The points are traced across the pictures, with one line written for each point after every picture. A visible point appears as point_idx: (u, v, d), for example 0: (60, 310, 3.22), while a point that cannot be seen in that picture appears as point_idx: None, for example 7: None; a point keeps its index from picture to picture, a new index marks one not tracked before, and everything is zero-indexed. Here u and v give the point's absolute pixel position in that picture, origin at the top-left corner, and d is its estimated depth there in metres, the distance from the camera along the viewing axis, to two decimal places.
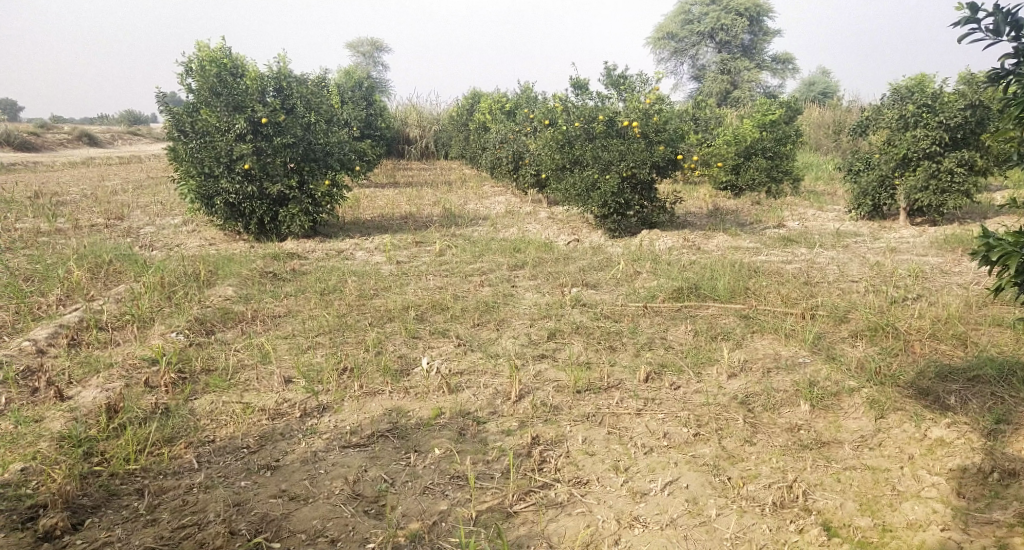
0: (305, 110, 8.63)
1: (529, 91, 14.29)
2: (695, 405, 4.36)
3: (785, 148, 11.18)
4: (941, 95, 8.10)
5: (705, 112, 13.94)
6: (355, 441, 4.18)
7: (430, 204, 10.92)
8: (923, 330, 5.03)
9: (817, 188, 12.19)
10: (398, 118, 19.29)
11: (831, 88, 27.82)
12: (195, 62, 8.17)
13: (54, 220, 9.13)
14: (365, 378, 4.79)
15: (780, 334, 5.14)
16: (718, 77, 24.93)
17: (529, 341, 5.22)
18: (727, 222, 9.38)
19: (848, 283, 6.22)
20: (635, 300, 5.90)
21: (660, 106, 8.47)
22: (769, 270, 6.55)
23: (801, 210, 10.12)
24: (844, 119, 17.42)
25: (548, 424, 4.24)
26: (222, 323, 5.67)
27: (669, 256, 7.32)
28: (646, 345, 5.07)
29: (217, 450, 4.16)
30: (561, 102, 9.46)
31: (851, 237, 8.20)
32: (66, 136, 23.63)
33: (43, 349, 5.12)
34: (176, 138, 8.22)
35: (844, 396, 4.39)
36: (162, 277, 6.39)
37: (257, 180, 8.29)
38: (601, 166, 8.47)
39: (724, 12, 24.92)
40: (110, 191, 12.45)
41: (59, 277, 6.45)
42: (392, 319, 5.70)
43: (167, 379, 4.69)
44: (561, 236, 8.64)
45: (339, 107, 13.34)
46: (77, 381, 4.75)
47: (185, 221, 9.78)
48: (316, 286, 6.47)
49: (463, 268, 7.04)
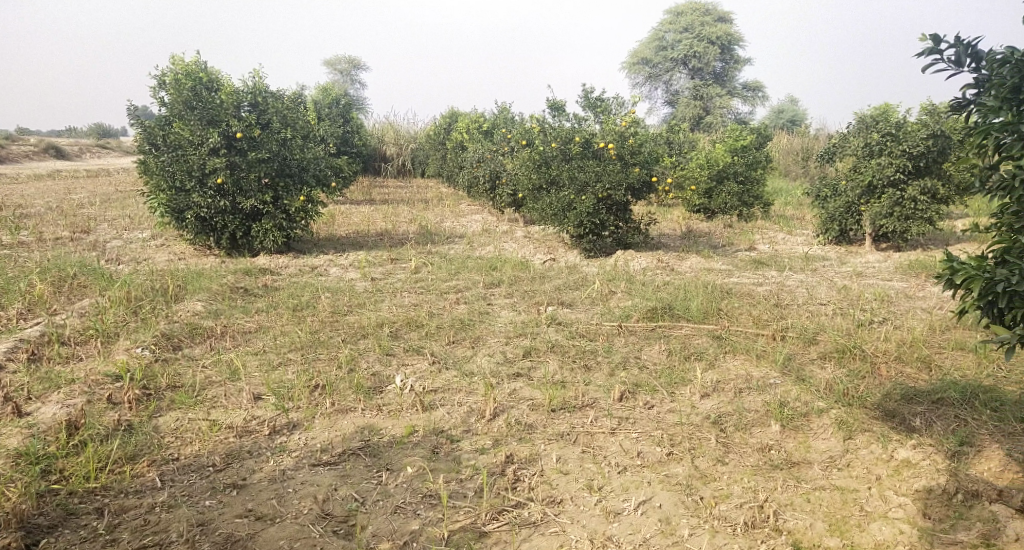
0: (281, 125, 8.59)
1: (505, 111, 14.39)
2: (668, 424, 4.38)
3: (756, 173, 11.37)
4: (905, 124, 8.31)
5: (678, 136, 14.15)
6: (326, 459, 4.12)
7: (404, 221, 10.91)
8: (890, 352, 5.12)
9: (787, 213, 12.40)
10: (373, 136, 19.28)
11: (799, 116, 28.43)
12: (170, 75, 8.10)
13: (18, 232, 8.95)
14: (336, 395, 4.73)
15: (751, 355, 5.19)
16: (690, 103, 25.34)
17: (504, 359, 5.21)
18: (699, 244, 9.49)
19: (817, 305, 6.32)
20: (609, 319, 5.93)
21: (636, 130, 8.59)
22: (740, 291, 6.64)
23: (772, 234, 10.28)
24: (813, 146, 17.80)
25: (521, 443, 4.22)
26: (190, 338, 5.58)
27: (643, 276, 7.38)
28: (619, 365, 5.09)
29: (182, 468, 4.08)
30: (537, 123, 9.54)
31: (820, 260, 8.35)
32: (34, 148, 23.26)
33: (3, 363, 4.99)
34: (148, 151, 8.14)
35: (813, 417, 4.44)
36: (130, 291, 6.29)
37: (229, 195, 8.22)
38: (575, 187, 8.54)
39: (697, 39, 25.42)
40: (78, 204, 12.26)
41: (22, 290, 6.31)
42: (365, 335, 5.66)
43: (131, 396, 4.60)
44: (535, 256, 8.67)
45: (315, 123, 13.32)
46: (37, 396, 4.63)
47: (155, 235, 9.64)
48: (288, 302, 6.41)
49: (437, 285, 7.02)
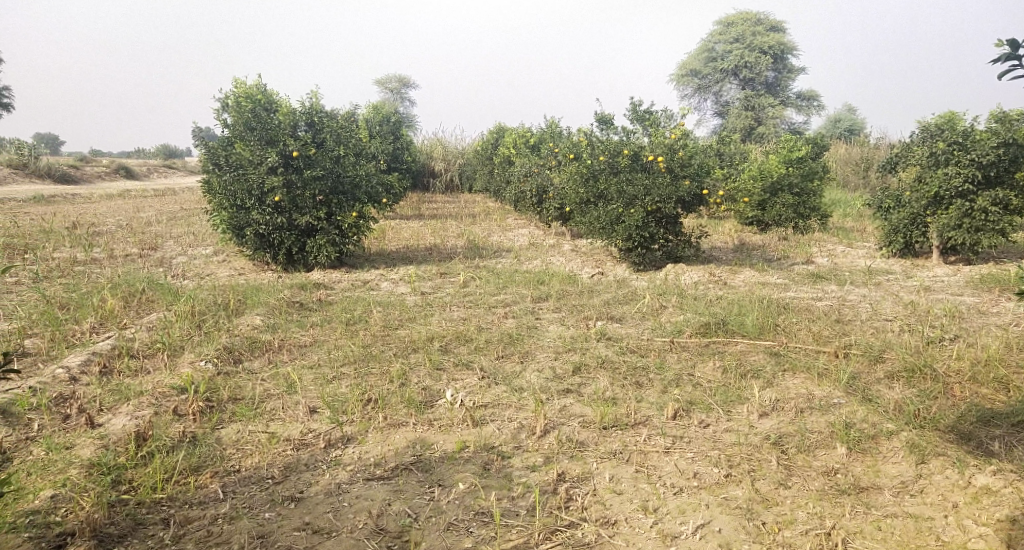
0: (335, 144, 8.77)
1: (554, 125, 14.39)
2: (726, 444, 4.26)
3: (812, 185, 11.10)
4: (973, 133, 8.01)
5: (729, 148, 13.92)
6: (379, 474, 4.13)
7: (454, 235, 10.98)
8: (962, 372, 4.89)
9: (846, 225, 12.06)
10: (423, 151, 19.49)
11: (857, 125, 27.73)
12: (231, 97, 8.34)
13: (90, 250, 9.30)
14: (389, 410, 4.75)
15: (812, 373, 5.03)
16: (742, 114, 24.95)
17: (555, 375, 5.15)
18: (753, 258, 9.30)
19: (880, 321, 6.10)
20: (662, 335, 5.83)
21: (686, 142, 8.48)
22: (798, 306, 6.46)
23: (830, 246, 10.00)
24: (872, 155, 17.29)
25: (574, 461, 4.16)
26: (249, 352, 5.69)
27: (696, 290, 7.25)
28: (673, 382, 4.98)
29: (241, 480, 4.14)
30: (586, 137, 9.50)
31: (882, 274, 8.08)
32: (102, 168, 24.24)
33: (76, 376, 5.16)
34: (210, 170, 8.38)
35: (881, 439, 4.26)
36: (193, 306, 6.45)
37: (286, 212, 8.39)
38: (625, 200, 8.45)
39: (748, 49, 25.05)
40: (144, 222, 12.70)
41: (93, 305, 6.54)
42: (416, 350, 5.68)
43: (195, 407, 4.69)
44: (585, 270, 8.61)
45: (367, 140, 13.54)
46: (107, 408, 4.77)
47: (216, 251, 9.91)
48: (342, 316, 6.49)
49: (487, 299, 7.02)
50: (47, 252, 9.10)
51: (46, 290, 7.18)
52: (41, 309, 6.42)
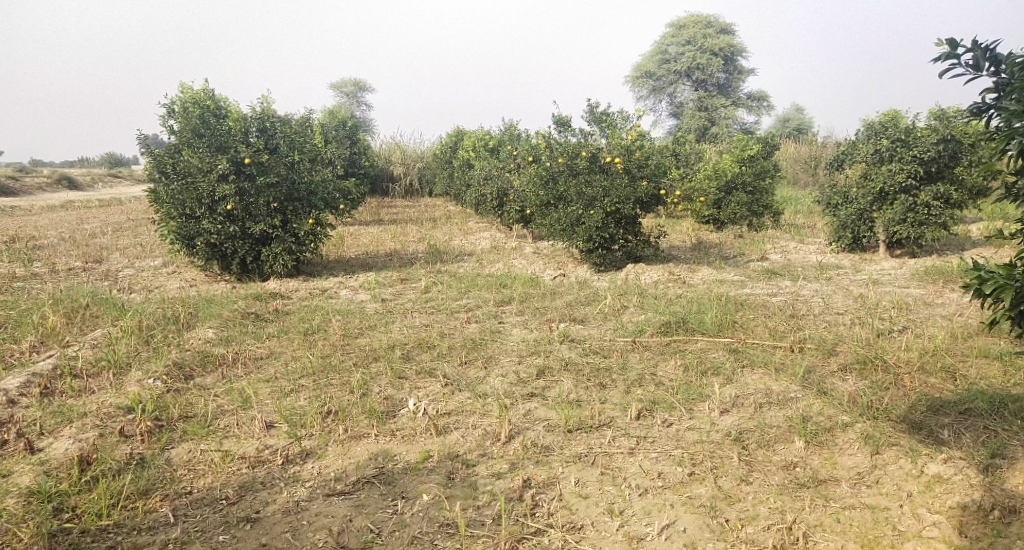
0: (289, 149, 8.61)
1: (511, 128, 14.39)
2: (688, 443, 4.28)
3: (765, 183, 11.28)
4: (914, 130, 8.24)
5: (684, 147, 14.10)
6: (340, 489, 4.05)
7: (412, 240, 10.89)
8: (912, 363, 5.01)
9: (798, 221, 12.31)
10: (380, 156, 19.31)
11: (805, 123, 28.41)
12: (177, 103, 8.12)
13: (30, 265, 8.96)
14: (350, 421, 4.66)
15: (770, 368, 5.09)
16: (695, 114, 25.33)
17: (517, 380, 5.12)
18: (710, 256, 9.41)
19: (835, 315, 6.22)
20: (623, 335, 5.85)
21: (642, 143, 8.54)
22: (755, 303, 6.55)
23: (783, 243, 10.19)
24: (821, 153, 17.73)
25: (539, 466, 4.14)
26: (202, 367, 5.53)
27: (655, 290, 7.30)
28: (636, 382, 4.99)
29: (195, 501, 4.02)
30: (543, 139, 9.51)
31: (834, 269, 8.27)
32: (47, 179, 23.46)
33: (15, 399, 4.95)
34: (157, 179, 8.13)
35: (838, 432, 4.34)
36: (141, 321, 6.25)
37: (238, 220, 8.21)
38: (584, 202, 8.48)
39: (700, 51, 25.46)
40: (89, 234, 12.28)
41: (34, 322, 6.29)
42: (377, 358, 5.59)
43: (143, 428, 4.54)
44: (545, 272, 8.62)
45: (322, 146, 13.36)
46: (49, 432, 4.59)
47: (166, 263, 9.64)
48: (299, 326, 6.36)
49: (448, 304, 6.97)
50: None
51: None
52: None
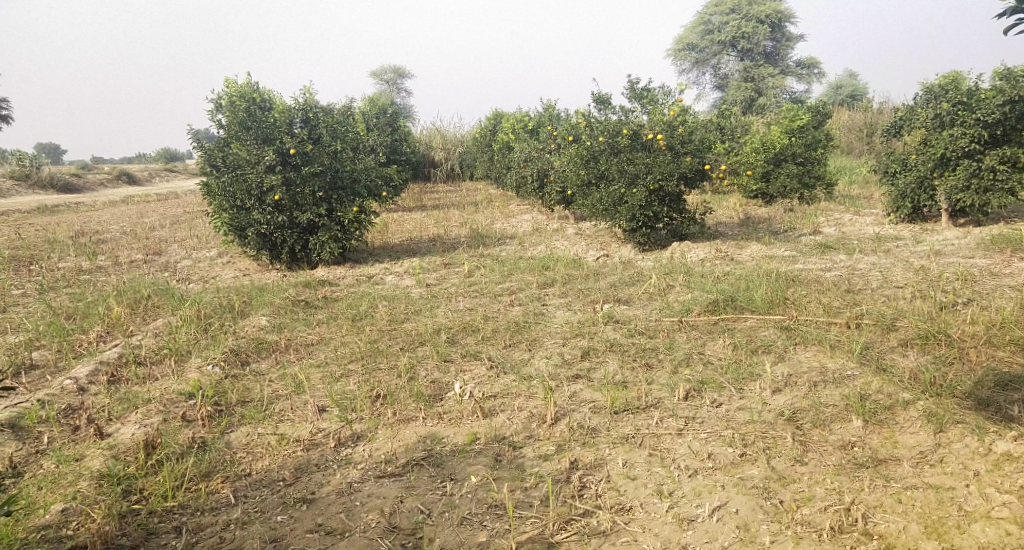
0: (331, 139, 8.70)
1: (551, 108, 14.26)
2: (740, 423, 4.20)
3: (816, 153, 10.94)
4: (977, 92, 7.90)
5: (729, 120, 13.77)
6: (390, 471, 4.09)
7: (456, 224, 10.91)
8: (978, 336, 4.80)
9: (853, 192, 11.92)
10: (423, 142, 19.38)
11: (858, 90, 27.45)
12: (224, 98, 8.24)
13: (95, 258, 9.28)
14: (398, 405, 4.70)
15: (824, 346, 4.95)
16: (742, 86, 24.70)
17: (563, 361, 5.09)
18: (759, 231, 9.19)
19: (892, 289, 6.00)
20: (670, 315, 5.76)
21: (684, 117, 8.36)
22: (807, 278, 6.36)
23: (837, 216, 9.88)
24: (876, 120, 17.11)
25: (586, 448, 4.11)
26: (256, 353, 5.65)
27: (702, 268, 7.15)
28: (683, 362, 4.91)
29: (253, 483, 4.11)
30: (583, 118, 9.39)
31: (892, 241, 7.97)
32: (106, 176, 24.27)
33: (84, 387, 5.13)
34: (208, 173, 8.29)
35: (898, 410, 4.19)
36: (198, 310, 6.41)
37: (287, 210, 8.34)
38: (626, 180, 8.36)
39: (745, 20, 24.80)
40: (148, 228, 12.65)
41: (100, 313, 6.51)
42: (423, 342, 5.63)
43: (204, 413, 4.66)
44: (589, 252, 8.54)
45: (364, 135, 13.47)
46: (117, 417, 4.75)
47: (220, 253, 9.88)
48: (347, 312, 6.44)
49: (492, 287, 6.96)
50: (53, 263, 9.09)
51: (52, 301, 7.16)
52: (48, 319, 6.40)
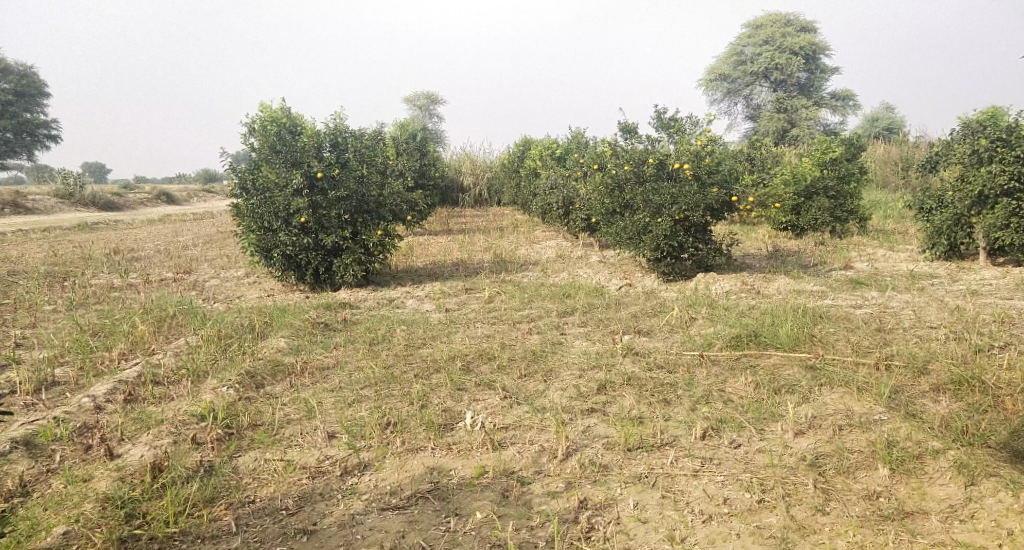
0: (359, 163, 8.71)
1: (579, 135, 14.22)
2: (758, 466, 4.02)
3: (849, 187, 10.73)
4: (1017, 128, 7.71)
5: (760, 151, 13.61)
6: (395, 503, 3.98)
7: (480, 250, 10.84)
8: (1014, 383, 4.57)
9: (887, 227, 11.65)
10: (452, 167, 19.47)
11: (895, 123, 27.05)
12: (256, 122, 8.32)
13: (127, 275, 9.37)
14: (408, 433, 4.59)
15: (851, 388, 4.74)
16: (774, 117, 24.53)
17: (578, 394, 4.95)
18: (789, 264, 8.98)
19: (925, 330, 5.78)
20: (691, 348, 5.60)
21: (712, 148, 8.22)
22: (836, 315, 6.16)
23: (870, 250, 9.64)
24: (913, 153, 16.79)
25: (596, 486, 3.97)
26: (272, 376, 5.59)
27: (727, 300, 6.99)
28: (703, 399, 4.74)
29: (257, 511, 4.02)
30: (609, 146, 9.31)
31: (927, 278, 7.73)
32: (146, 194, 24.77)
33: (102, 405, 5.10)
34: (238, 195, 8.33)
35: (927, 459, 3.98)
36: (219, 330, 6.39)
37: (312, 232, 8.34)
38: (651, 210, 8.26)
39: (779, 50, 24.65)
40: (181, 246, 12.79)
41: (124, 331, 6.53)
42: (438, 369, 5.53)
43: (214, 435, 4.59)
44: (612, 281, 8.42)
45: (392, 159, 13.55)
46: (128, 437, 4.69)
47: (248, 273, 9.92)
48: (365, 336, 6.37)
49: (511, 314, 6.86)
50: (86, 279, 9.19)
51: (80, 317, 7.21)
52: (74, 336, 6.42)
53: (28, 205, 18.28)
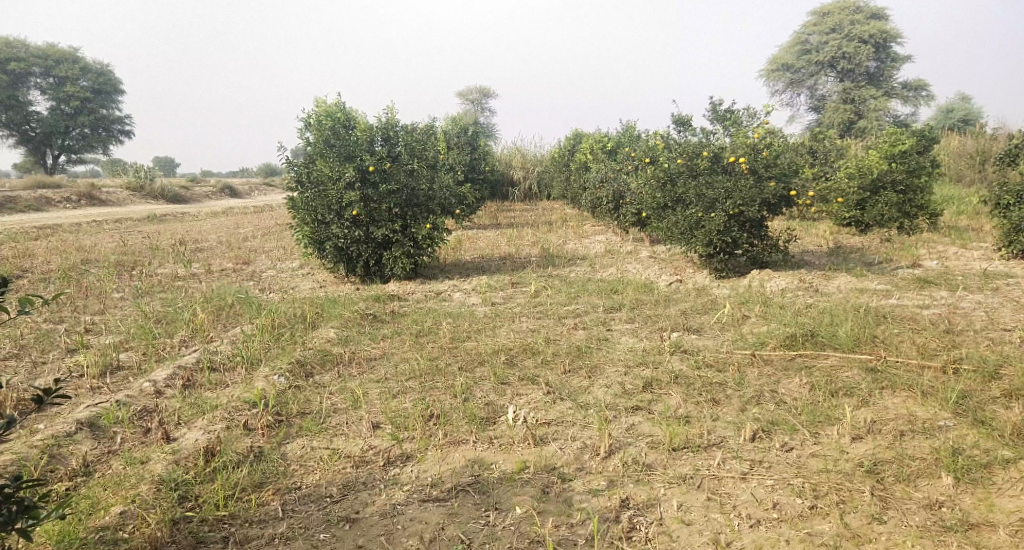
0: (410, 157, 8.72)
1: (631, 129, 14.01)
2: (812, 471, 3.84)
3: (919, 181, 10.25)
4: None
5: (823, 143, 13.16)
6: (435, 495, 3.94)
7: (529, 244, 10.77)
8: None
9: (960, 223, 11.13)
10: (502, 161, 19.44)
11: (971, 115, 25.86)
12: (312, 117, 8.40)
13: (190, 266, 9.60)
14: (450, 426, 4.55)
15: (915, 392, 4.50)
16: (841, 108, 23.82)
17: (623, 391, 4.83)
18: (850, 262, 8.64)
19: (998, 332, 5.47)
20: (742, 347, 5.42)
21: (770, 140, 7.96)
22: (900, 315, 5.88)
23: (940, 248, 9.21)
24: (989, 145, 16.01)
25: (639, 486, 3.85)
26: (321, 365, 5.62)
27: (783, 298, 6.76)
28: (753, 400, 4.57)
29: (302, 497, 4.03)
30: (663, 139, 9.12)
31: (1002, 278, 7.33)
32: (210, 187, 25.45)
33: (161, 389, 5.19)
34: (294, 188, 8.46)
35: (996, 468, 3.74)
36: (273, 320, 6.46)
37: (364, 225, 8.39)
38: (705, 204, 8.04)
39: (847, 39, 23.86)
40: (241, 238, 13.05)
41: (185, 319, 6.66)
42: (483, 362, 5.48)
43: (264, 421, 4.62)
44: (663, 277, 8.25)
45: (443, 153, 13.59)
46: (185, 422, 4.74)
47: (303, 264, 10.06)
48: (412, 328, 6.37)
49: (557, 309, 6.76)
50: (152, 269, 9.44)
51: (145, 305, 7.39)
52: (138, 323, 6.57)
53: (102, 197, 18.92)
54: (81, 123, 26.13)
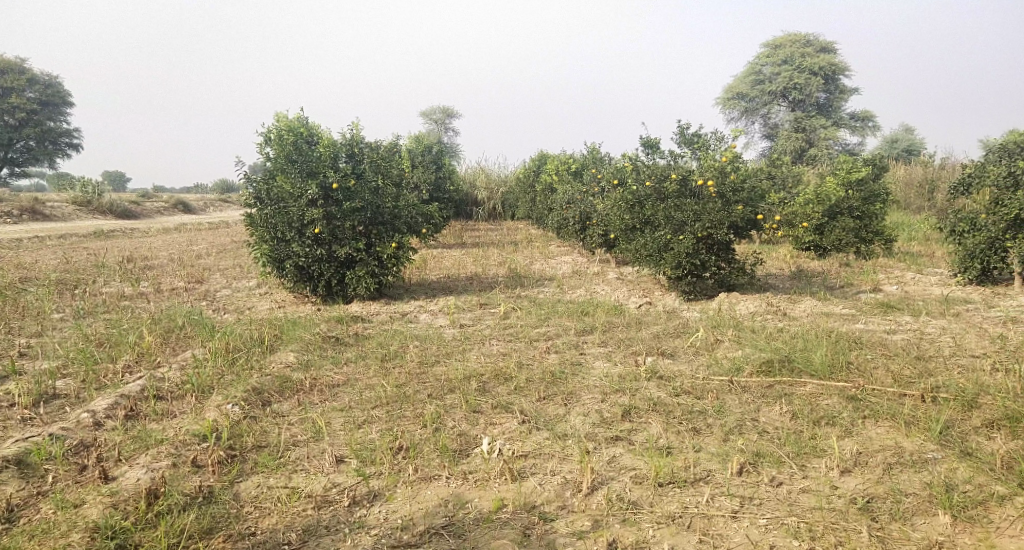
0: (374, 175, 8.50)
1: (595, 151, 14.00)
2: (804, 509, 3.71)
3: (874, 208, 10.45)
4: None
5: (781, 169, 13.33)
6: (407, 540, 3.70)
7: (494, 264, 10.60)
8: None
9: (913, 250, 11.34)
10: (465, 181, 19.30)
11: (916, 145, 26.68)
12: (273, 131, 8.12)
13: (137, 285, 9.16)
14: (421, 460, 4.31)
15: (898, 422, 4.42)
16: (792, 136, 24.28)
17: (601, 420, 4.66)
18: (814, 286, 8.68)
19: (967, 359, 5.47)
20: (719, 373, 5.29)
21: (737, 164, 7.96)
22: (871, 340, 5.85)
23: (898, 273, 9.33)
24: (938, 176, 16.46)
25: (625, 526, 3.69)
26: (280, 393, 5.32)
27: (753, 322, 6.68)
28: (736, 430, 4.44)
29: (258, 545, 3.75)
30: (630, 160, 9.08)
31: (961, 304, 7.41)
32: (164, 203, 24.74)
33: (100, 421, 4.82)
34: (252, 205, 8.14)
35: (993, 506, 3.67)
36: (228, 343, 6.14)
37: (326, 243, 8.09)
38: (673, 226, 7.96)
39: (798, 70, 24.43)
40: (195, 255, 12.60)
41: (130, 342, 6.28)
42: (453, 389, 5.24)
43: (215, 458, 4.31)
44: (631, 299, 8.16)
45: (407, 172, 13.42)
46: (126, 458, 4.41)
47: (260, 283, 9.71)
48: (376, 352, 6.12)
49: (527, 332, 6.59)
50: (96, 288, 8.98)
51: (87, 327, 6.98)
52: (79, 347, 6.17)
53: (46, 212, 18.23)
54: (27, 135, 25.23)
